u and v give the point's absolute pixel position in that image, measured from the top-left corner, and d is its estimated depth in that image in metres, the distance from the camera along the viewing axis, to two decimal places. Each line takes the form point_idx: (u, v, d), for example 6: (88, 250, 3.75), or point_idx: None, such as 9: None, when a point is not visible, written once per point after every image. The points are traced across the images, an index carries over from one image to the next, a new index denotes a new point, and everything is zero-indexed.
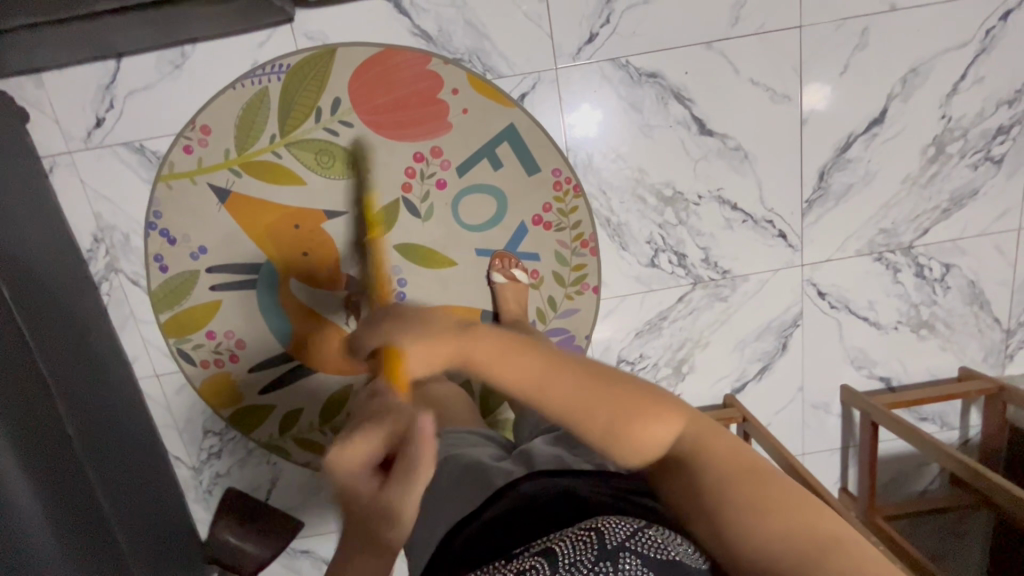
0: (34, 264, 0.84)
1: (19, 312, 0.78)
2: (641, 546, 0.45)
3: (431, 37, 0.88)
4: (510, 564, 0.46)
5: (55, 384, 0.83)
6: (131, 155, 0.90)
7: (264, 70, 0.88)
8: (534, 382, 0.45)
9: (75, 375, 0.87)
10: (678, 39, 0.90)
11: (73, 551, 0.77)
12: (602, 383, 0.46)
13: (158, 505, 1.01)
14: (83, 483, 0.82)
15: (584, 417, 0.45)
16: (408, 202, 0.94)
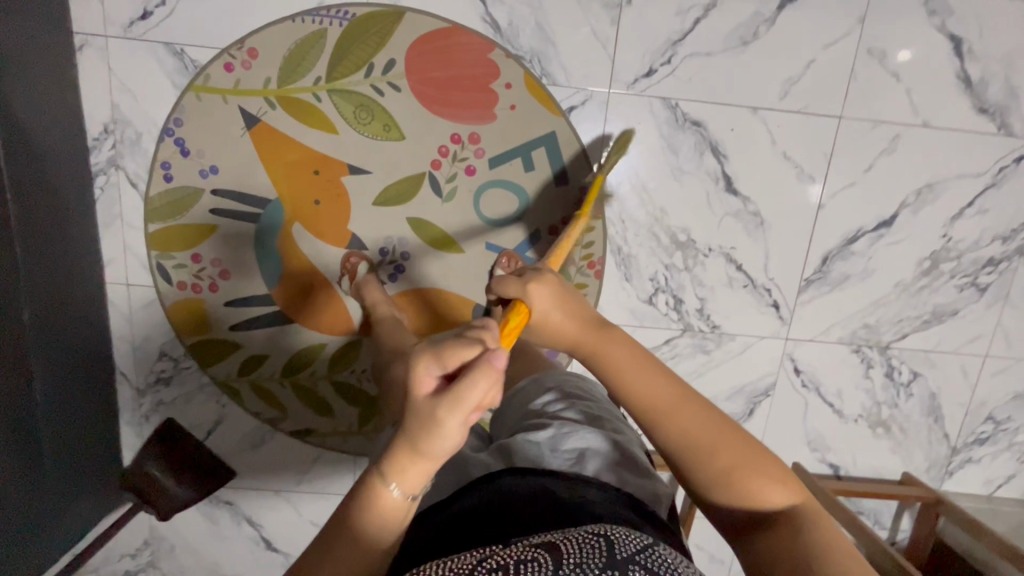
0: (36, 135, 0.80)
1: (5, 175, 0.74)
2: (649, 563, 0.44)
3: (500, 28, 0.89)
4: (510, 551, 0.43)
5: (24, 262, 0.78)
6: (168, 57, 0.88)
7: (328, 12, 0.87)
8: (666, 403, 0.55)
9: (46, 261, 0.82)
10: (727, 97, 0.93)
11: None
12: (723, 425, 0.54)
13: (89, 423, 0.95)
14: (20, 369, 0.77)
15: (711, 449, 0.53)
16: (433, 178, 0.94)
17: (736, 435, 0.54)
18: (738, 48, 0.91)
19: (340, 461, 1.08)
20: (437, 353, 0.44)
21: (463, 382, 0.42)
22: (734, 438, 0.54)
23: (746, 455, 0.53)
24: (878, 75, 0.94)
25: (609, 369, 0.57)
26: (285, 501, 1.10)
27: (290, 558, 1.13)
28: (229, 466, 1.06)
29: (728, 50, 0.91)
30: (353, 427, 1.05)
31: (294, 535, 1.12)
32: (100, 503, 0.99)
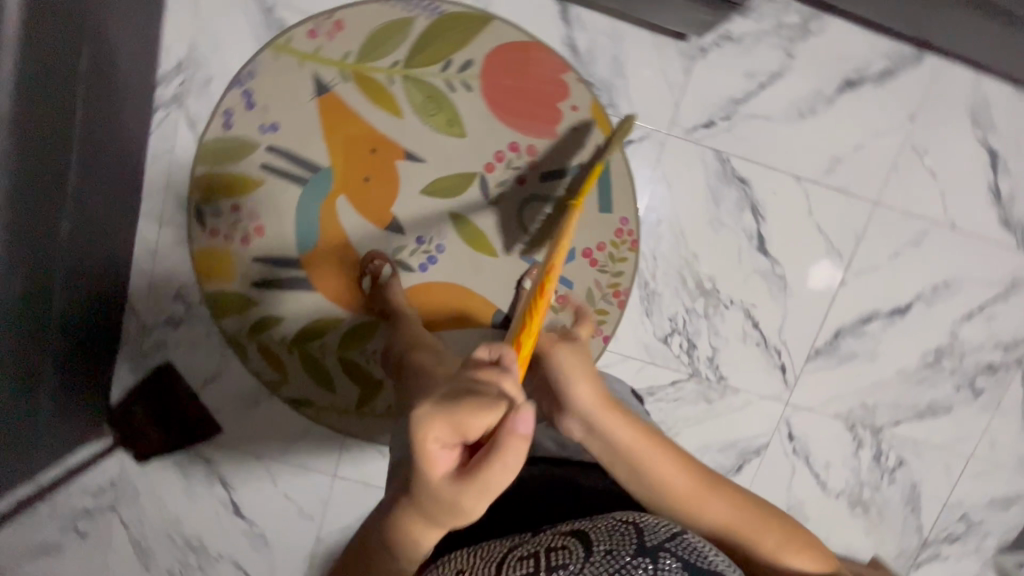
0: (120, 58, 0.80)
1: (81, 88, 0.72)
2: (679, 551, 0.46)
3: (577, 53, 0.92)
4: (541, 539, 0.49)
5: (75, 180, 0.75)
6: (257, 12, 0.90)
7: (420, 4, 0.90)
8: (686, 493, 0.54)
9: (100, 181, 0.82)
10: (776, 162, 0.97)
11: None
12: (743, 504, 0.55)
13: (94, 351, 0.94)
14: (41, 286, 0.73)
15: (743, 532, 0.55)
16: (484, 180, 0.96)
17: (759, 512, 0.56)
18: (795, 119, 0.96)
19: (328, 439, 1.07)
20: (454, 421, 0.38)
21: (488, 463, 0.38)
22: (761, 515, 0.56)
23: (778, 531, 0.56)
24: (917, 172, 0.99)
25: (629, 457, 0.54)
26: (262, 469, 1.08)
27: (253, 528, 1.11)
28: (214, 422, 1.05)
29: (785, 119, 0.96)
30: (351, 406, 1.05)
31: (263, 505, 1.10)
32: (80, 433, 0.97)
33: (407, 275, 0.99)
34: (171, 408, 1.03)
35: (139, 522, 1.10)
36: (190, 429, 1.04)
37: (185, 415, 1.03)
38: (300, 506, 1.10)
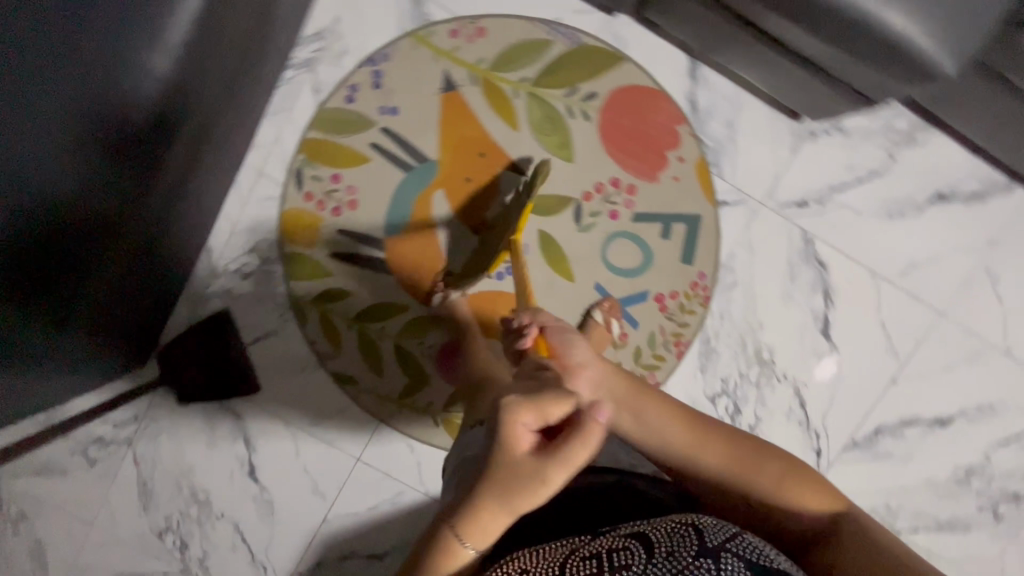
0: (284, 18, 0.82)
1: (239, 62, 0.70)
2: (739, 550, 0.51)
3: (696, 109, 0.96)
4: (604, 541, 0.54)
5: (201, 159, 0.74)
6: (407, 2, 0.93)
7: (562, 30, 0.94)
8: (643, 411, 0.66)
9: (232, 127, 0.84)
10: (857, 254, 1.00)
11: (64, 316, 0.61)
12: (697, 425, 0.64)
13: (136, 320, 0.85)
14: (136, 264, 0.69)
15: (698, 447, 0.63)
16: (579, 207, 0.98)
17: (711, 431, 0.64)
18: (883, 218, 0.99)
19: (361, 420, 1.06)
20: (539, 407, 0.52)
21: (562, 444, 0.52)
22: (712, 431, 0.64)
23: (725, 441, 0.63)
24: (985, 294, 1.02)
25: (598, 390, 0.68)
26: (289, 436, 1.07)
27: (263, 493, 1.09)
28: (256, 378, 1.03)
29: (874, 216, 0.99)
30: (392, 395, 1.05)
31: (279, 472, 1.08)
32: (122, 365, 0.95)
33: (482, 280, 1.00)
34: (215, 358, 1.00)
35: (151, 462, 1.09)
36: (230, 379, 1.01)
37: (228, 366, 1.01)
38: (315, 480, 1.08)
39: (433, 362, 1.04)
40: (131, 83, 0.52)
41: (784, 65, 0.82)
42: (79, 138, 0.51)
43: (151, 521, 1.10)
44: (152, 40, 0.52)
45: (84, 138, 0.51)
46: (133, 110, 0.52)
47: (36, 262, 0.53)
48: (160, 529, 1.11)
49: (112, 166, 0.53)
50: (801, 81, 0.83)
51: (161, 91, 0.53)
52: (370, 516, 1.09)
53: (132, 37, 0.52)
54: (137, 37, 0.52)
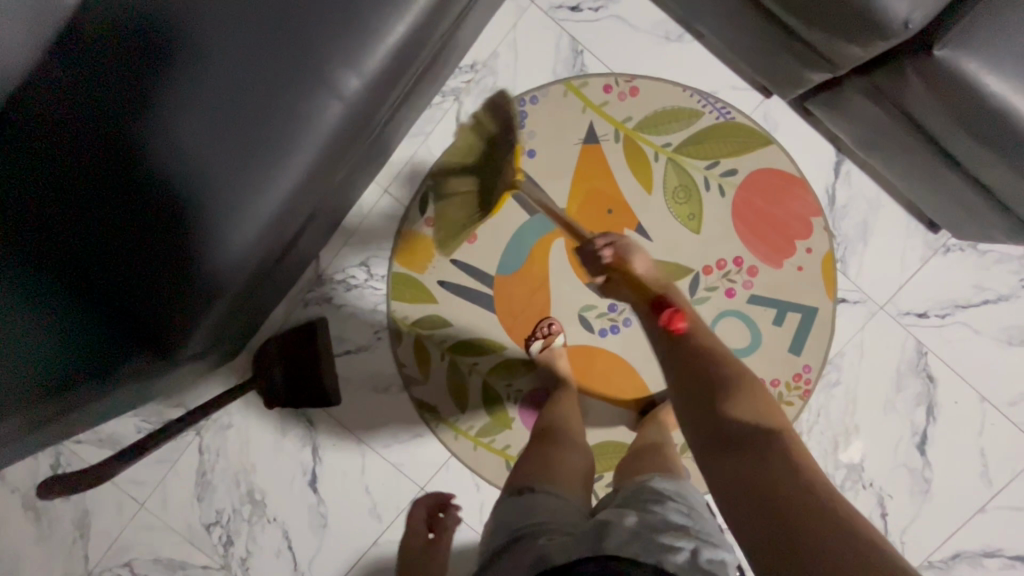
0: (455, 50, 0.83)
1: (396, 95, 0.72)
2: None
3: (833, 204, 0.95)
4: None
5: (339, 181, 0.74)
6: (567, 49, 0.94)
7: (714, 103, 0.94)
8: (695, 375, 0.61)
9: (383, 147, 0.83)
10: (968, 374, 0.98)
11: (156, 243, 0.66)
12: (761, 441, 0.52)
13: (233, 333, 0.82)
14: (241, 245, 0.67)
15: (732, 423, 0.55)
16: (697, 279, 0.96)
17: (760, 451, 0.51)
18: (1002, 344, 0.97)
19: (430, 453, 1.03)
20: None
21: None
22: (767, 450, 0.51)
23: (754, 448, 0.51)
24: None
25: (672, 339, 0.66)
26: (359, 452, 1.04)
27: (319, 505, 1.06)
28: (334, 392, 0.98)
29: (992, 340, 0.97)
30: (470, 431, 1.02)
31: (340, 486, 1.05)
32: (218, 364, 0.91)
33: (585, 334, 0.98)
34: (298, 367, 0.96)
35: (216, 453, 1.07)
36: (309, 389, 0.96)
37: (307, 377, 0.96)
38: (374, 503, 1.05)
39: (517, 406, 1.01)
40: (317, 100, 0.67)
41: (951, 187, 0.80)
42: (260, 142, 0.66)
43: (202, 511, 1.07)
44: (352, 65, 0.66)
45: (268, 140, 0.66)
46: (309, 123, 0.67)
47: (170, 212, 0.66)
48: (209, 522, 1.07)
49: (271, 165, 0.67)
50: (963, 203, 0.81)
51: (340, 111, 0.67)
52: None
53: (333, 62, 0.66)
54: (336, 63, 0.66)
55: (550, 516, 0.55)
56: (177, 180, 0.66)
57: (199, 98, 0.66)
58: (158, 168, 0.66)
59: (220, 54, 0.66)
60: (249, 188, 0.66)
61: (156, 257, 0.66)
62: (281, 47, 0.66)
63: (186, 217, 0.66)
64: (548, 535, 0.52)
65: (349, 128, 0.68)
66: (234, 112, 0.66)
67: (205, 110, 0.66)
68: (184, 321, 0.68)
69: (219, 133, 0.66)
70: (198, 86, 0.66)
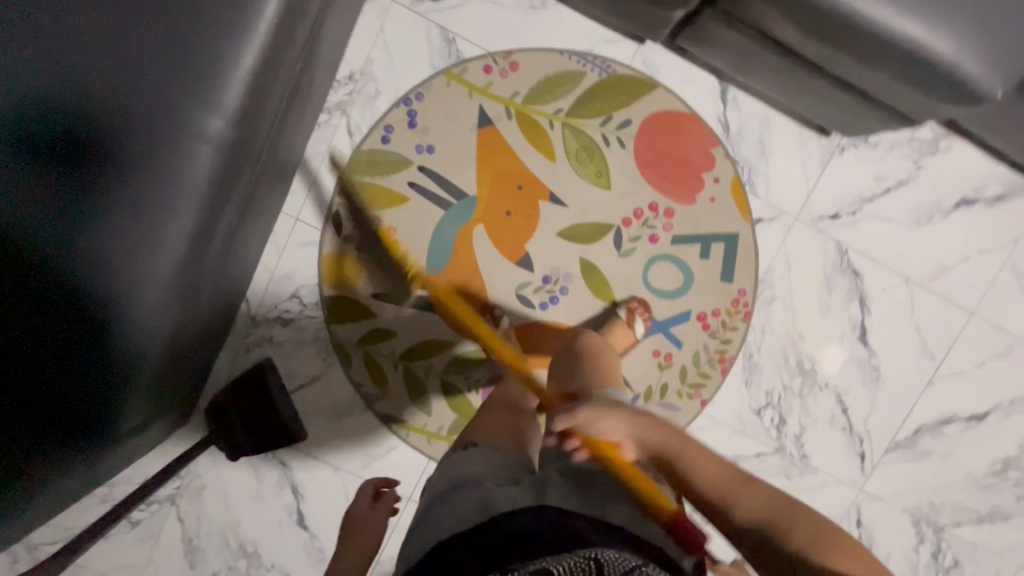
0: (323, 64, 0.82)
1: (267, 124, 0.71)
2: None
3: (728, 131, 0.98)
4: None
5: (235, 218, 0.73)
6: (438, 39, 0.94)
7: (594, 60, 0.95)
8: (694, 460, 0.57)
9: (274, 176, 0.82)
10: (888, 261, 1.03)
11: (63, 317, 0.62)
12: (777, 503, 0.52)
13: (174, 394, 0.81)
14: (156, 304, 0.65)
15: (749, 495, 0.53)
16: (619, 233, 0.98)
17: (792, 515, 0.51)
18: (912, 225, 1.02)
19: (408, 463, 1.04)
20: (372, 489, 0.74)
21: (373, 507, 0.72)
22: (796, 521, 0.51)
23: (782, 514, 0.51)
24: (1013, 291, 1.05)
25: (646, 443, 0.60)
26: (338, 480, 1.04)
27: (313, 540, 1.05)
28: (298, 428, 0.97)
29: (902, 224, 1.02)
30: (440, 432, 1.03)
31: (328, 517, 1.05)
32: (168, 429, 0.89)
33: (526, 311, 0.99)
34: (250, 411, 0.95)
35: (195, 517, 1.04)
36: (268, 430, 0.95)
37: (261, 421, 0.95)
38: None
39: (479, 397, 1.02)
40: (189, 146, 0.65)
41: (824, 91, 0.83)
42: (138, 207, 0.63)
43: None
44: (209, 106, 0.65)
45: (154, 188, 0.64)
46: (187, 171, 0.64)
47: (67, 283, 0.62)
48: None
49: (160, 217, 0.64)
50: (838, 103, 0.85)
51: (212, 156, 0.65)
52: None
53: (189, 107, 0.64)
54: (193, 107, 0.65)
55: (492, 465, 0.61)
56: (53, 268, 0.62)
57: (55, 177, 0.62)
58: (35, 244, 0.61)
59: (78, 107, 0.62)
60: (148, 241, 0.64)
61: (52, 348, 0.62)
62: (143, 90, 0.63)
63: (87, 285, 0.63)
64: (495, 480, 0.57)
65: (227, 169, 0.67)
66: (100, 183, 0.63)
67: (71, 176, 0.62)
68: (106, 405, 0.65)
69: (89, 206, 0.62)
70: (63, 149, 0.62)
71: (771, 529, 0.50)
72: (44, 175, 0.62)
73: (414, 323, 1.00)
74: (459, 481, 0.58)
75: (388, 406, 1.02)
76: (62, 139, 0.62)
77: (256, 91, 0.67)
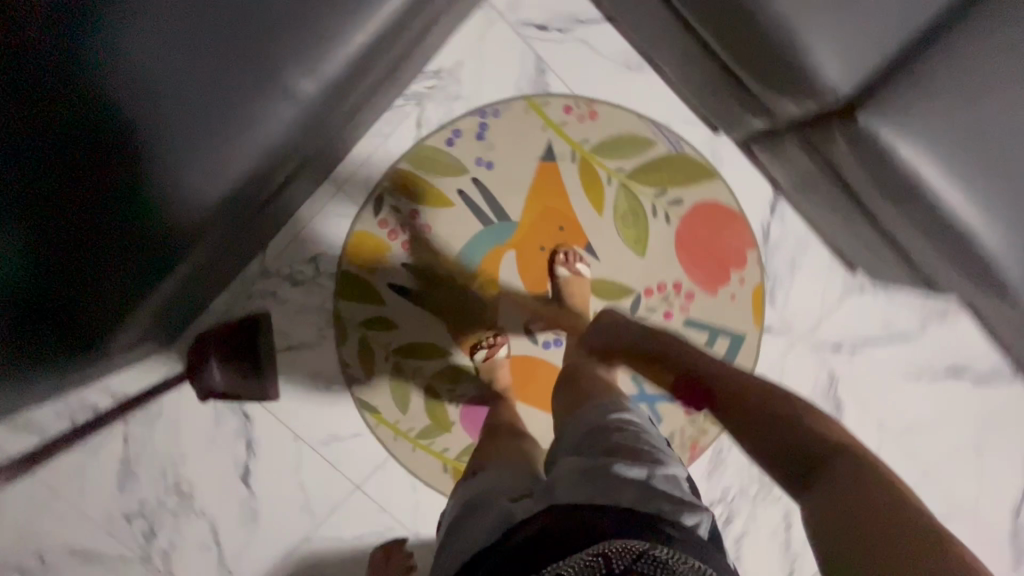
0: (419, 57, 0.83)
1: (350, 100, 0.71)
2: (645, 567, 0.46)
3: (766, 239, 1.02)
4: None
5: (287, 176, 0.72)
6: (531, 66, 0.96)
7: (667, 134, 0.98)
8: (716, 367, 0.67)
9: (338, 146, 0.82)
10: (872, 404, 1.08)
11: (78, 227, 0.57)
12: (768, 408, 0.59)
13: (173, 320, 0.79)
14: (187, 237, 0.62)
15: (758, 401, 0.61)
16: (638, 300, 1.00)
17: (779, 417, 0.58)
18: (901, 378, 1.07)
19: (369, 453, 1.04)
20: None
21: None
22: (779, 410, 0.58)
23: (781, 411, 0.58)
24: (971, 466, 1.10)
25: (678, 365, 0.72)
26: (295, 448, 1.03)
27: (250, 499, 1.03)
28: (270, 391, 0.99)
29: (893, 374, 1.07)
30: (409, 432, 1.03)
31: (274, 481, 1.03)
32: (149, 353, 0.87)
33: (528, 345, 1.01)
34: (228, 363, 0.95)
35: (141, 443, 1.01)
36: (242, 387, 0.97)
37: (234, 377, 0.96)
38: (308, 498, 1.04)
39: (457, 411, 1.03)
40: (271, 97, 0.64)
41: (868, 237, 0.87)
42: (215, 117, 0.61)
43: (123, 502, 1.01)
44: (307, 68, 0.64)
45: (222, 125, 0.62)
46: (262, 118, 0.63)
47: (94, 194, 0.57)
48: (130, 512, 1.01)
49: (219, 155, 0.62)
50: (876, 251, 0.89)
51: (292, 115, 0.65)
52: (353, 545, 1.05)
53: (286, 62, 0.64)
54: (290, 64, 0.64)
55: (503, 484, 0.62)
56: (101, 155, 0.57)
57: (117, 80, 0.58)
58: (72, 144, 0.56)
59: (166, 24, 0.60)
60: (198, 173, 0.61)
61: (56, 257, 0.57)
62: (241, 30, 0.62)
63: (115, 202, 0.58)
64: (509, 495, 0.60)
65: (302, 132, 0.66)
66: (166, 101, 0.60)
67: (135, 87, 0.59)
68: (98, 327, 0.61)
69: (146, 120, 0.59)
70: (136, 57, 0.59)
71: (773, 426, 0.57)
72: (105, 77, 0.58)
73: (419, 322, 1.01)
74: (473, 507, 0.60)
75: (367, 393, 1.02)
76: (136, 48, 0.59)
77: (356, 69, 0.67)
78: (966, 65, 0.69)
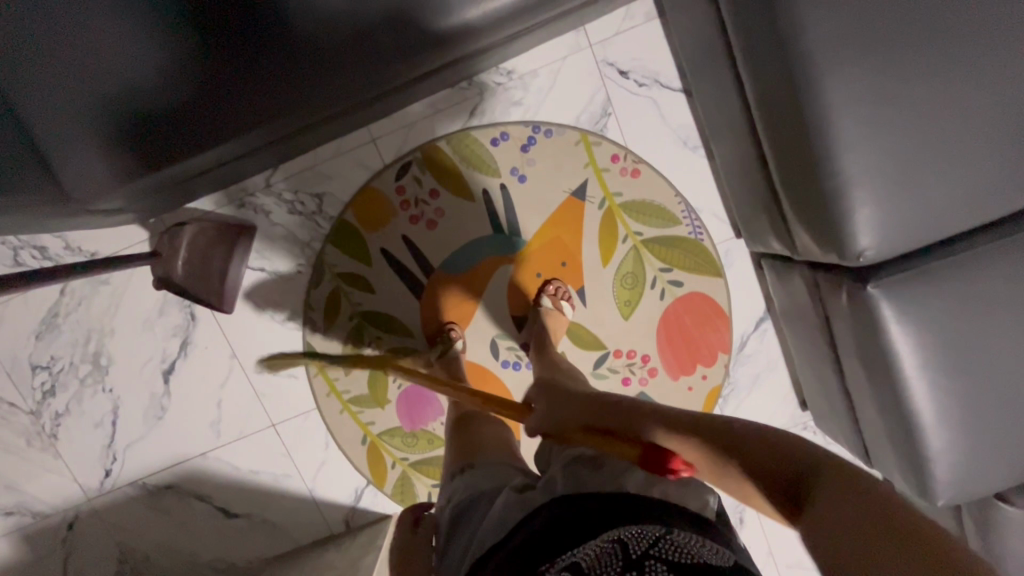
0: (499, 52, 0.83)
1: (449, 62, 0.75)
2: (664, 552, 0.48)
3: (741, 349, 1.06)
4: None
5: (376, 99, 0.75)
6: (597, 104, 0.97)
7: (694, 218, 1.01)
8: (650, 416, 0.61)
9: (392, 104, 0.82)
10: (771, 531, 1.13)
11: (227, 59, 0.67)
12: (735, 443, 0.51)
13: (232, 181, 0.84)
14: (294, 102, 0.70)
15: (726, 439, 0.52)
16: (604, 358, 1.03)
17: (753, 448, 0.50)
18: None
19: (296, 399, 1.02)
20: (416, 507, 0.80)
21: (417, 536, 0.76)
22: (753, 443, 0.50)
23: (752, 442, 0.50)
24: None
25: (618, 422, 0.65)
26: (227, 366, 1.00)
27: (163, 397, 1.00)
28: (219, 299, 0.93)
29: None
30: (343, 394, 1.02)
31: (194, 389, 1.01)
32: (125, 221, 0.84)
33: (488, 357, 1.02)
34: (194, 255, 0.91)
35: (77, 301, 0.97)
36: (196, 287, 0.92)
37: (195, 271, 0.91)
38: (220, 417, 1.02)
39: (397, 392, 1.03)
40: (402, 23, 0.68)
41: (829, 385, 0.91)
42: None
43: (35, 350, 0.97)
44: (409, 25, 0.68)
45: (358, 25, 0.68)
46: (390, 35, 0.69)
47: (249, 38, 0.67)
48: (37, 363, 0.97)
49: (347, 47, 0.68)
50: (832, 401, 0.93)
51: (409, 47, 0.69)
52: (246, 477, 1.03)
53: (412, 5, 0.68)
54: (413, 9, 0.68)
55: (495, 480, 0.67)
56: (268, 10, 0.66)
57: None
58: None
59: None
60: (326, 55, 0.68)
61: (199, 76, 0.67)
62: None
63: (259, 51, 0.67)
64: (510, 487, 0.64)
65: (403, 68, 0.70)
66: None
67: None
68: (195, 143, 0.69)
69: None
70: None
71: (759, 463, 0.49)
72: None
73: (397, 296, 1.00)
74: (458, 514, 0.65)
75: (318, 343, 1.01)
76: None
77: (444, 45, 0.70)
78: (978, 275, 0.73)
